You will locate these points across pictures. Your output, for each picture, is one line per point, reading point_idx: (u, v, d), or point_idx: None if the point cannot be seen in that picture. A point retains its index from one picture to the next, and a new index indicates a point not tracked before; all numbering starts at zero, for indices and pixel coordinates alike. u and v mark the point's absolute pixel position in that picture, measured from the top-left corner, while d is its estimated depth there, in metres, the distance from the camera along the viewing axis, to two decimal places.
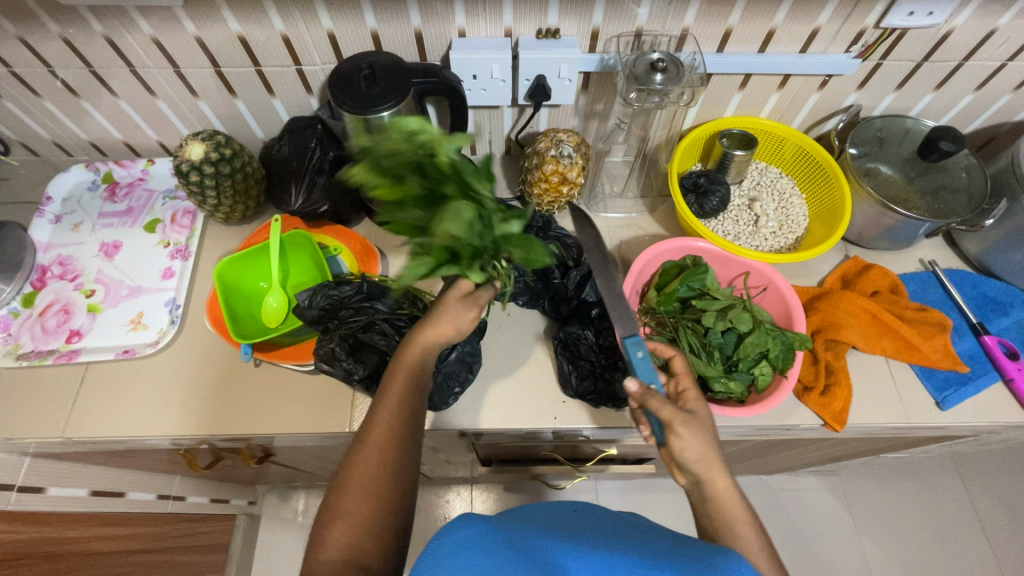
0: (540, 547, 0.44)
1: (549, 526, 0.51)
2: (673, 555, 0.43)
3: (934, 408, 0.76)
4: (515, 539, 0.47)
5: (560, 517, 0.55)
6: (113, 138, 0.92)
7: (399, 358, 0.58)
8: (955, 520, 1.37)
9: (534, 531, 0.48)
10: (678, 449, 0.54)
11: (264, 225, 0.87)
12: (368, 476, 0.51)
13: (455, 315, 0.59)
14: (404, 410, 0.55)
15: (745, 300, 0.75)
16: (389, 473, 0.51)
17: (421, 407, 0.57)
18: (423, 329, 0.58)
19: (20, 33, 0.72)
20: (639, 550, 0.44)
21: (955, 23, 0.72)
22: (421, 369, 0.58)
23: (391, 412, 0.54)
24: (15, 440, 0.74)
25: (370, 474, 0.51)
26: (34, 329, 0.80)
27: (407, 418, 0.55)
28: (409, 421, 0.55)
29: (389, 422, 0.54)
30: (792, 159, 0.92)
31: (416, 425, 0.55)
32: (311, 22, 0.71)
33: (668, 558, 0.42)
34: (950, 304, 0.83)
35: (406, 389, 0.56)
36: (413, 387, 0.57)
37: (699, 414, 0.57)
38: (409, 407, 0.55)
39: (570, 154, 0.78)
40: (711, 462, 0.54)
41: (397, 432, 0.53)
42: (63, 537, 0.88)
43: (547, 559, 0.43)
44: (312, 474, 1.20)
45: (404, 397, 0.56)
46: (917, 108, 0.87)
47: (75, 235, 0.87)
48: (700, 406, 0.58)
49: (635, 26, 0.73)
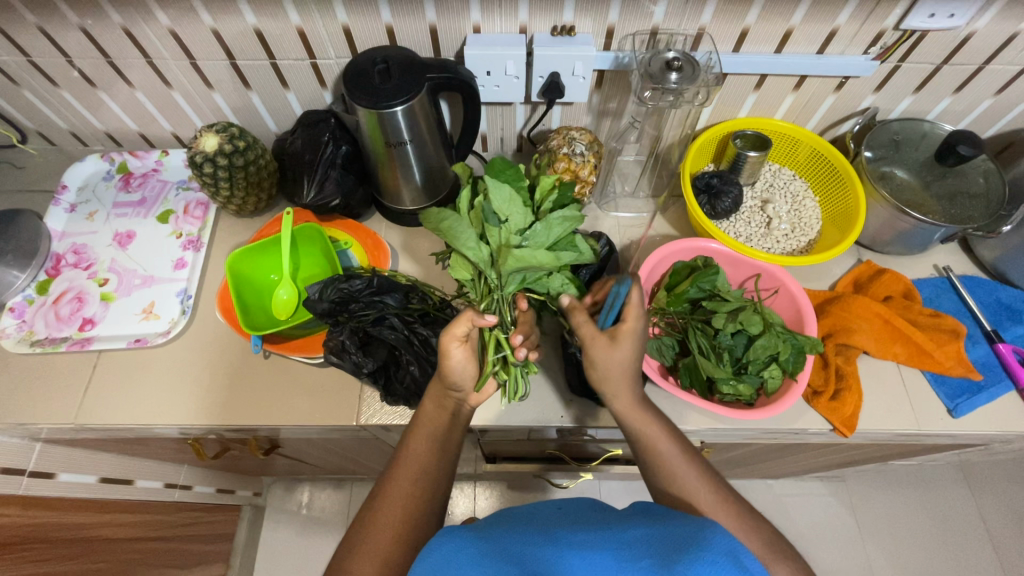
0: (529, 551, 0.45)
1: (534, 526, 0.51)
2: (660, 540, 0.45)
3: (945, 415, 0.76)
4: (504, 541, 0.47)
5: (543, 516, 0.56)
6: (128, 129, 0.93)
7: (418, 419, 0.63)
8: (962, 530, 1.35)
9: (521, 532, 0.49)
10: (592, 358, 0.62)
11: (276, 218, 0.88)
12: (377, 540, 0.53)
13: (449, 369, 0.61)
14: (419, 472, 0.58)
15: (756, 302, 0.74)
16: (401, 535, 0.54)
17: (439, 472, 0.59)
18: (438, 392, 0.63)
19: (39, 23, 0.73)
20: (620, 540, 0.46)
21: (975, 26, 0.71)
22: (438, 431, 0.61)
23: (406, 473, 0.58)
24: (28, 425, 0.75)
25: (382, 537, 0.53)
26: (48, 316, 0.81)
27: (420, 478, 0.58)
28: (422, 482, 0.58)
29: (407, 480, 0.58)
30: (806, 162, 0.91)
31: (429, 490, 0.57)
32: (327, 16, 0.71)
33: (648, 548, 0.44)
34: (964, 311, 0.82)
35: (423, 451, 0.60)
36: (433, 445, 0.60)
37: (618, 344, 0.59)
38: (423, 463, 0.59)
39: (582, 152, 0.79)
40: (621, 391, 0.61)
41: (410, 496, 0.56)
42: (71, 523, 0.89)
43: (532, 560, 0.44)
44: (317, 466, 1.21)
45: (421, 459, 0.59)
46: (934, 111, 0.86)
47: (89, 224, 0.88)
48: (627, 343, 0.59)
49: (651, 24, 0.73)
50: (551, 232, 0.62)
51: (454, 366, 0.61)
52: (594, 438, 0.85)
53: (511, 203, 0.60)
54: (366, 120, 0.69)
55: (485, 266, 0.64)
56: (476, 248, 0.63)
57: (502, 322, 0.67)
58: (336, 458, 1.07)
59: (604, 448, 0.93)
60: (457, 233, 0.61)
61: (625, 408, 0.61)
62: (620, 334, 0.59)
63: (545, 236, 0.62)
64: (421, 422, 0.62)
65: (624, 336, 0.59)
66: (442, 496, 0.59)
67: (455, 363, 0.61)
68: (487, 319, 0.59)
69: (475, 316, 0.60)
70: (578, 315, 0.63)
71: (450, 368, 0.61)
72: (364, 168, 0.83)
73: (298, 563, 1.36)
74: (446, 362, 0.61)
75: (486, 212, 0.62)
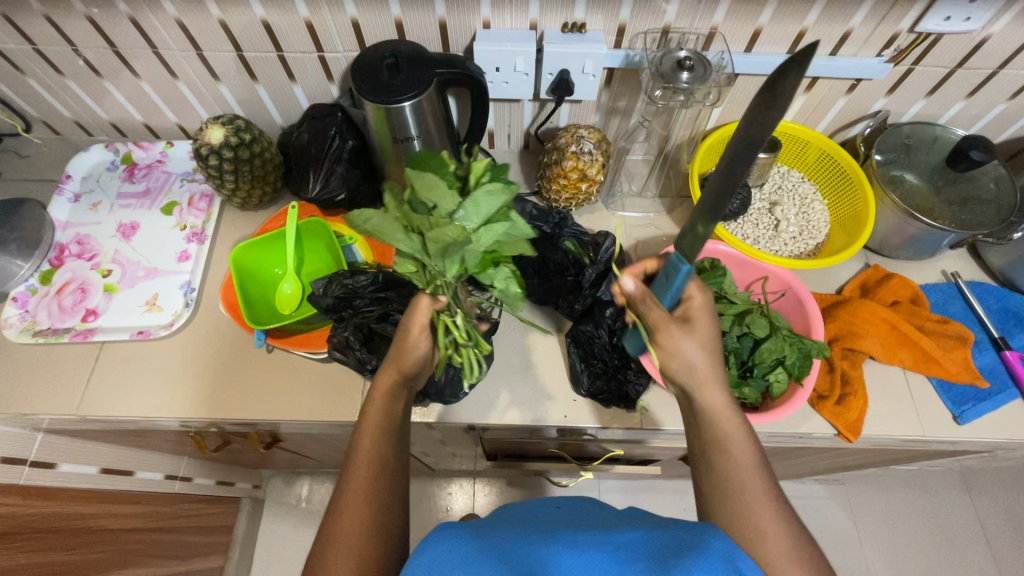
0: (525, 550, 0.45)
1: (532, 525, 0.51)
2: (657, 542, 0.45)
3: (951, 422, 0.75)
4: (501, 540, 0.47)
5: (544, 514, 0.56)
6: (133, 119, 0.92)
7: (366, 414, 0.58)
8: (961, 535, 1.36)
9: (518, 532, 0.48)
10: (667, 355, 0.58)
11: (280, 211, 0.86)
12: (346, 539, 0.50)
13: (404, 351, 0.59)
14: (375, 466, 0.54)
15: (763, 305, 0.73)
16: (371, 533, 0.51)
17: (397, 463, 0.56)
18: (383, 378, 0.59)
19: (45, 11, 0.72)
20: (617, 539, 0.46)
21: (991, 29, 0.71)
22: (389, 420, 0.58)
23: (363, 471, 0.54)
24: (30, 415, 0.75)
25: (352, 533, 0.50)
26: (50, 307, 0.81)
27: (378, 472, 0.54)
28: (381, 477, 0.54)
29: (366, 476, 0.53)
30: (815, 164, 0.91)
31: (391, 482, 0.54)
32: (336, 9, 0.70)
33: (646, 549, 0.44)
34: (972, 317, 0.82)
35: (377, 446, 0.56)
36: (386, 438, 0.57)
37: (695, 324, 0.58)
38: (379, 458, 0.55)
39: (591, 150, 0.77)
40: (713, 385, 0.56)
41: (372, 491, 0.53)
42: (71, 513, 0.89)
43: (529, 561, 0.43)
44: (318, 460, 1.21)
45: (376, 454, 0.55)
46: (946, 115, 0.86)
47: (93, 215, 0.88)
48: (702, 316, 0.58)
49: (663, 22, 0.72)
50: (482, 210, 0.54)
51: (412, 347, 0.59)
52: (595, 438, 0.84)
53: (433, 187, 0.51)
54: (374, 114, 0.69)
55: (423, 256, 0.57)
56: (407, 240, 0.56)
57: (450, 304, 0.60)
58: (336, 453, 1.07)
59: (606, 448, 0.93)
60: (385, 232, 0.55)
61: (714, 404, 0.56)
62: (692, 315, 0.58)
63: (474, 219, 0.54)
64: (370, 416, 0.58)
65: (697, 314, 0.58)
66: (403, 483, 0.56)
67: (415, 348, 0.60)
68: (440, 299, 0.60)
69: (430, 300, 0.60)
70: (642, 301, 0.59)
71: (405, 351, 0.59)
72: (370, 163, 0.83)
73: (297, 555, 1.36)
74: (401, 342, 0.59)
75: (414, 203, 0.54)
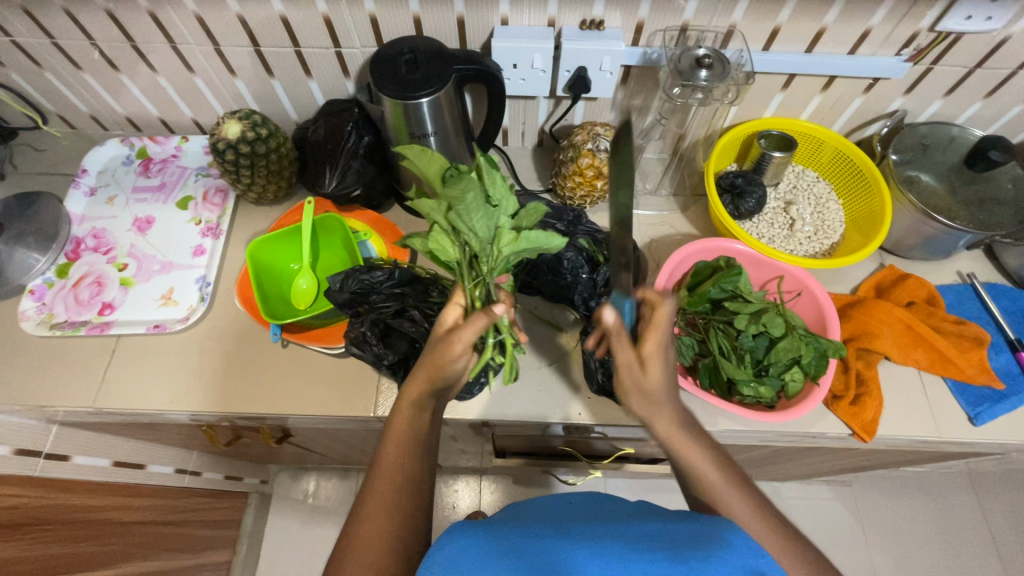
0: (542, 547, 0.45)
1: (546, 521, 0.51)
2: (672, 535, 0.45)
3: (966, 423, 0.75)
4: (517, 537, 0.47)
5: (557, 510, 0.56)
6: (149, 113, 0.93)
7: (392, 423, 0.58)
8: (968, 539, 1.35)
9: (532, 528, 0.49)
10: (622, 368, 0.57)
11: (296, 205, 0.86)
12: (367, 547, 0.50)
13: (441, 364, 0.58)
14: (399, 477, 0.55)
15: (778, 305, 0.73)
16: (392, 542, 0.50)
17: (421, 475, 0.56)
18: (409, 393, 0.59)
19: (65, 4, 0.73)
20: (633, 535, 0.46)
21: (1011, 30, 0.70)
22: (416, 430, 0.58)
23: (387, 481, 0.54)
24: (46, 407, 0.75)
25: (373, 541, 0.50)
26: (67, 299, 0.81)
27: (402, 482, 0.54)
28: (404, 488, 0.54)
29: (390, 485, 0.54)
30: (830, 164, 0.90)
31: (415, 493, 0.54)
32: (354, 4, 0.70)
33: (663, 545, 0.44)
34: (988, 318, 0.82)
35: (404, 458, 0.56)
36: (412, 450, 0.57)
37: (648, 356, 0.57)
38: (406, 468, 0.55)
39: (607, 148, 0.77)
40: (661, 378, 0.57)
41: (395, 499, 0.53)
42: (84, 505, 0.89)
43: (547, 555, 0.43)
44: (323, 455, 1.20)
45: (401, 465, 0.55)
46: (963, 116, 0.85)
47: (109, 209, 0.88)
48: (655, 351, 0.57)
49: (681, 19, 0.72)
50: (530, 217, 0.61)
51: (452, 359, 0.58)
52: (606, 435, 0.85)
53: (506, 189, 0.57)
54: (391, 110, 0.69)
55: (484, 246, 0.59)
56: (477, 228, 0.57)
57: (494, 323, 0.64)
58: (345, 448, 1.07)
59: (616, 445, 0.93)
60: (467, 216, 0.55)
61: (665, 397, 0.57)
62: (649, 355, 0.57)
63: (526, 222, 0.60)
64: (396, 427, 0.58)
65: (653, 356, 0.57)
66: (427, 493, 0.55)
67: (455, 362, 0.58)
68: (496, 311, 0.58)
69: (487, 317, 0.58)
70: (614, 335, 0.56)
71: (444, 360, 0.58)
72: (385, 159, 0.83)
73: (303, 550, 1.37)
74: (443, 352, 0.58)
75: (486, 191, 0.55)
